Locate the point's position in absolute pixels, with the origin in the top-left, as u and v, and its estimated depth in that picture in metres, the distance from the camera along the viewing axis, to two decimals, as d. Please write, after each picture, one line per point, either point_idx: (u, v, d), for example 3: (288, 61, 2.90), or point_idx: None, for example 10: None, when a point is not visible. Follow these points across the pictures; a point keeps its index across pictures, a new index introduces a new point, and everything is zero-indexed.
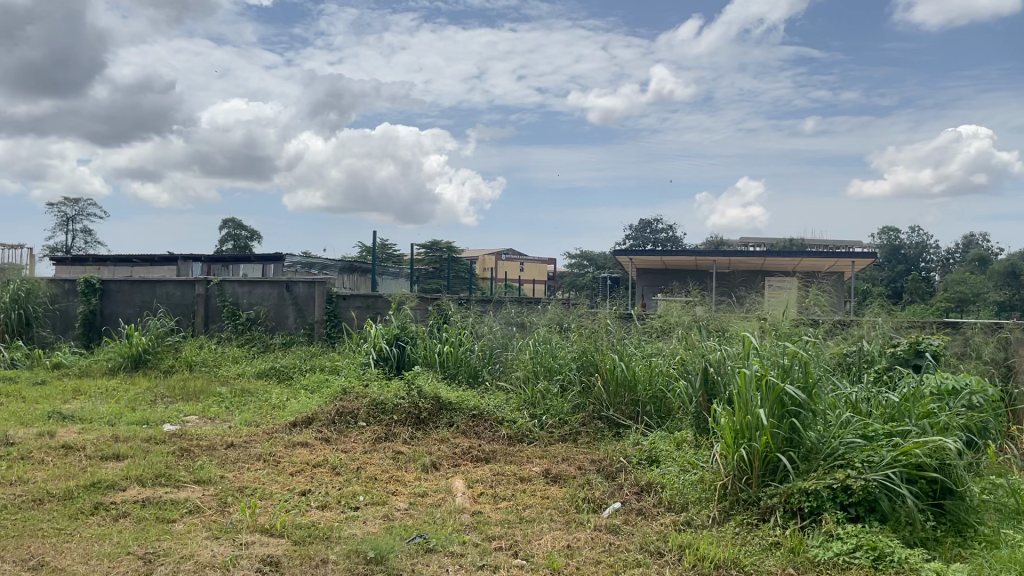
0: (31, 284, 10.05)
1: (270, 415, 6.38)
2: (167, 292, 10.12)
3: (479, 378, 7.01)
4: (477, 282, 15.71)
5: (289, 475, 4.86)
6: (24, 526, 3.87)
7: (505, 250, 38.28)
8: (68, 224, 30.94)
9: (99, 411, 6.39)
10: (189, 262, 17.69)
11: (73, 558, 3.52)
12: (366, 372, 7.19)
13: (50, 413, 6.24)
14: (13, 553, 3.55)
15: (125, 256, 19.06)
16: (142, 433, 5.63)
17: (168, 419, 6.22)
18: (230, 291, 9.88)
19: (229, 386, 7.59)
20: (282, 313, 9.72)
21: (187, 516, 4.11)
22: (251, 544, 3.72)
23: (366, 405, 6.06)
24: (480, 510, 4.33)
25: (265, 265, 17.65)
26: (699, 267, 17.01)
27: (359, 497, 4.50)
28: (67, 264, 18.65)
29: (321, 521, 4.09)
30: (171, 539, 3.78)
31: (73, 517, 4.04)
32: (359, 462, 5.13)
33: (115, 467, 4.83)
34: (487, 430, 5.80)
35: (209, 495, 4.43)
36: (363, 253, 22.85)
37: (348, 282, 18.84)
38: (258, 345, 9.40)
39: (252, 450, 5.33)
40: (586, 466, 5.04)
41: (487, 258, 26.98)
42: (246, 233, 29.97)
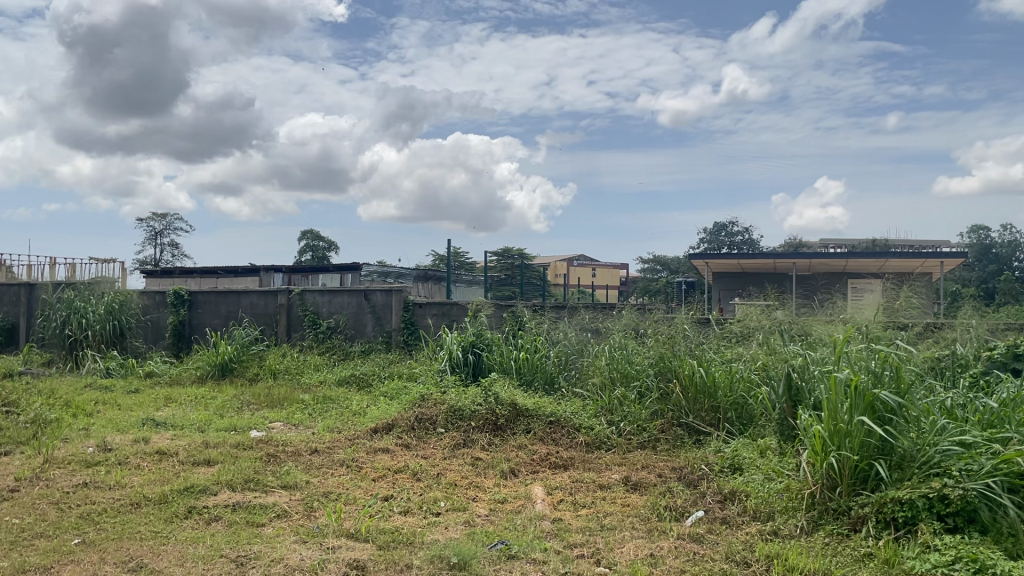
0: (124, 296, 10.51)
1: (350, 421, 6.50)
2: (251, 302, 10.43)
3: (555, 384, 6.99)
4: (550, 289, 15.69)
5: (371, 480, 4.94)
6: (123, 529, 4.04)
7: (578, 258, 38.17)
8: (156, 238, 32.24)
9: (190, 418, 6.62)
10: (270, 273, 18.21)
11: (169, 560, 3.65)
12: (444, 379, 7.27)
13: (145, 420, 6.50)
14: (113, 555, 3.70)
15: (209, 269, 19.75)
16: (230, 439, 5.81)
17: (254, 426, 6.41)
18: (311, 300, 10.13)
19: (311, 393, 7.78)
20: (360, 321, 9.91)
21: (275, 520, 4.23)
22: (337, 548, 3.79)
23: (445, 411, 6.12)
24: (560, 517, 4.32)
25: (342, 274, 18.04)
26: (778, 271, 16.65)
27: (440, 503, 4.54)
28: (156, 276, 19.42)
29: (404, 526, 4.14)
30: (262, 542, 3.89)
31: (168, 520, 4.20)
32: (439, 469, 5.18)
33: (207, 473, 4.99)
34: (565, 436, 5.78)
35: (295, 500, 4.54)
36: (436, 262, 23.12)
37: (423, 290, 19.08)
38: (338, 353, 9.59)
39: (334, 456, 5.44)
40: (667, 474, 4.97)
41: (559, 266, 26.88)
42: (324, 243, 30.68)
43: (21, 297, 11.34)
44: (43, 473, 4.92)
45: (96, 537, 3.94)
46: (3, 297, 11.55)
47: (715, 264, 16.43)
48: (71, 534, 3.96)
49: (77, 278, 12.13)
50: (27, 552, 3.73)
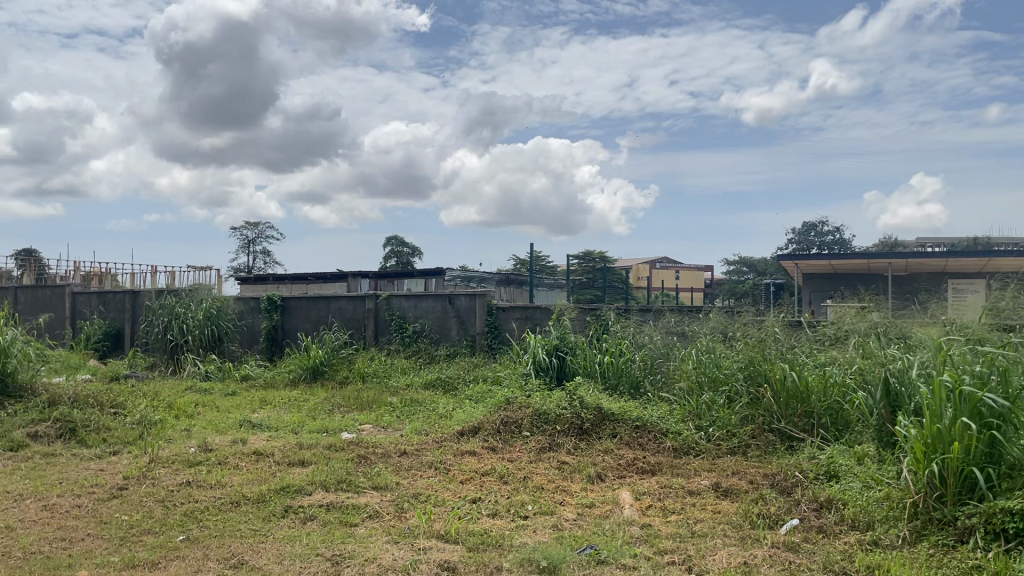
0: (221, 302, 10.93)
1: (437, 424, 6.58)
2: (340, 307, 10.70)
3: (640, 389, 6.92)
4: (634, 292, 15.54)
5: (459, 483, 5.00)
6: (225, 526, 4.20)
7: (660, 260, 37.77)
8: (249, 246, 33.44)
9: (284, 420, 6.83)
10: (357, 279, 18.66)
11: (268, 558, 3.77)
12: (528, 383, 7.29)
13: (242, 422, 6.75)
14: (216, 552, 3.85)
15: (300, 276, 20.37)
16: (322, 440, 5.98)
17: (345, 428, 6.57)
18: (397, 305, 10.32)
19: (399, 396, 7.92)
20: (445, 325, 10.04)
21: (368, 520, 4.32)
22: (428, 549, 3.85)
23: (530, 415, 6.14)
24: (649, 523, 4.27)
25: (426, 279, 18.33)
26: (872, 271, 16.06)
27: (528, 506, 4.55)
28: (250, 283, 20.14)
29: (493, 529, 4.17)
30: (356, 542, 3.98)
31: (266, 518, 4.35)
32: (526, 472, 5.19)
33: (301, 473, 5.14)
34: (652, 441, 5.72)
35: (387, 500, 4.63)
36: (519, 266, 23.24)
37: (505, 294, 19.20)
38: (424, 357, 9.74)
39: (422, 458, 5.52)
40: (759, 480, 4.86)
41: (641, 267, 26.63)
42: (408, 249, 31.22)
43: (126, 304, 11.89)
44: (150, 472, 5.15)
45: (200, 534, 4.11)
46: (111, 303, 12.18)
47: (804, 266, 16.01)
48: (177, 531, 4.14)
49: (177, 285, 12.66)
50: (136, 547, 3.92)
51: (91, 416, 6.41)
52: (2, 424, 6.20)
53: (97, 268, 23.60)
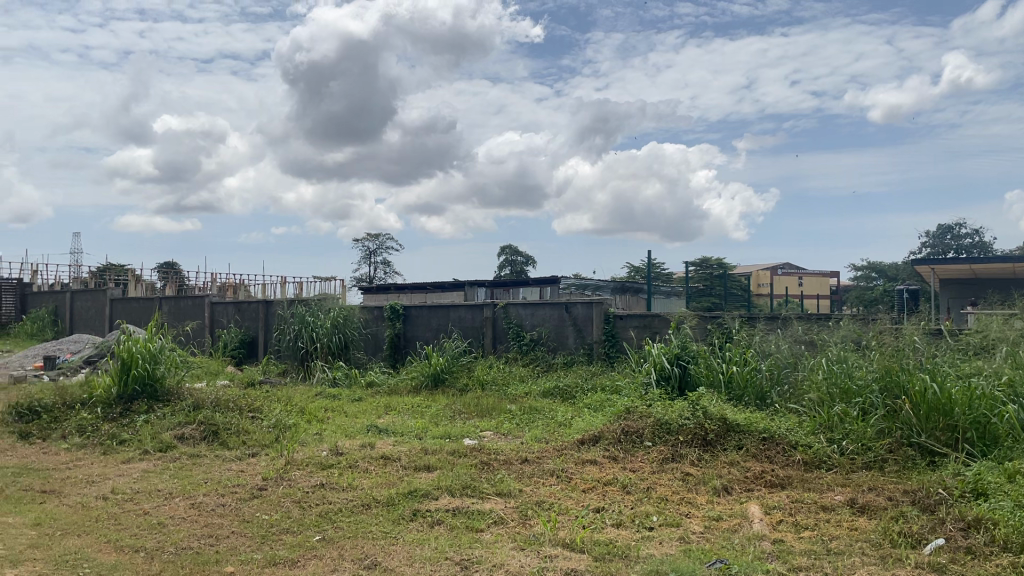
0: (347, 311, 11.34)
1: (557, 432, 6.60)
2: (459, 316, 10.90)
3: (767, 400, 6.69)
4: (756, 300, 15.11)
5: (582, 491, 4.99)
6: (356, 528, 4.34)
7: (780, 267, 36.61)
8: (371, 257, 34.59)
9: (408, 425, 7.01)
10: (475, 288, 18.98)
11: (400, 560, 3.88)
12: (649, 392, 7.19)
13: (369, 427, 6.97)
14: (351, 552, 3.99)
15: (420, 286, 20.91)
16: (447, 446, 6.09)
17: (467, 434, 6.67)
18: (515, 313, 10.42)
19: (518, 404, 7.99)
20: (562, 333, 10.06)
21: (493, 526, 4.37)
22: (555, 557, 3.86)
23: (651, 425, 6.05)
24: (782, 538, 4.13)
25: (541, 288, 18.46)
26: (1017, 275, 15.02)
27: (653, 517, 4.49)
28: (371, 293, 20.84)
29: (618, 539, 4.14)
30: (482, 547, 4.03)
31: (396, 521, 4.47)
32: (649, 483, 5.12)
33: (428, 478, 5.26)
34: (780, 454, 5.53)
35: (511, 507, 4.67)
36: (634, 273, 23.05)
37: (621, 303, 19.06)
38: (542, 365, 9.79)
39: (544, 466, 5.55)
40: (898, 497, 4.62)
41: (762, 275, 25.86)
42: (523, 258, 31.48)
43: (259, 313, 12.50)
44: (287, 473, 5.41)
45: (335, 534, 4.27)
46: (246, 312, 12.84)
47: (940, 271, 15.17)
48: (313, 531, 4.32)
49: (307, 295, 13.23)
50: (276, 546, 4.11)
51: (232, 419, 6.78)
52: (153, 426, 6.66)
53: (231, 279, 25.03)
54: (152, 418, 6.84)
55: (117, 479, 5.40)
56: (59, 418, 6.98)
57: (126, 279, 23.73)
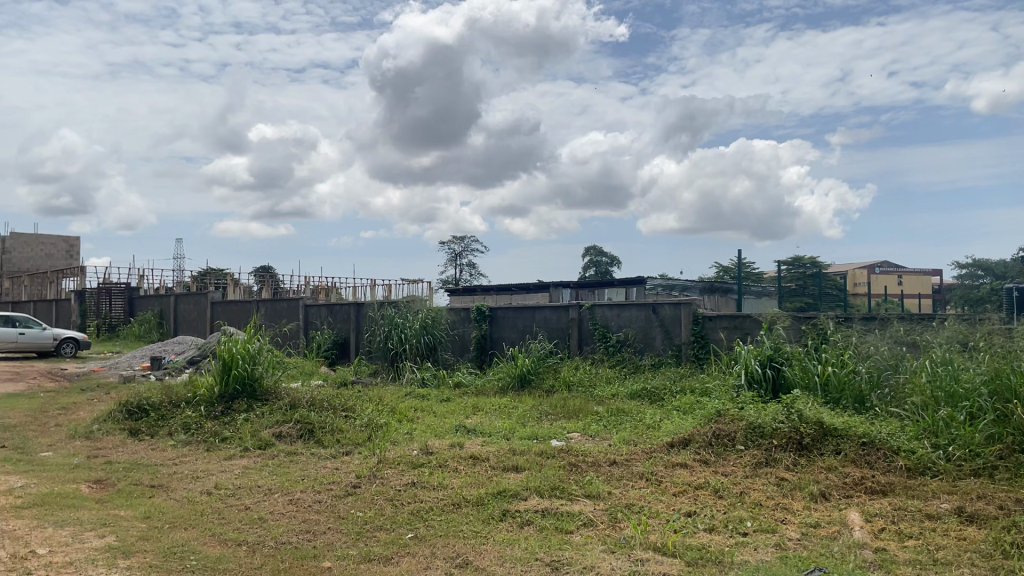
0: (434, 312, 11.52)
1: (646, 435, 6.52)
2: (545, 317, 10.92)
3: (866, 403, 6.46)
4: (852, 301, 14.58)
5: (673, 495, 4.92)
6: (449, 527, 4.40)
7: (877, 266, 35.25)
8: (456, 260, 35.05)
9: (496, 426, 7.05)
10: (560, 289, 19.00)
11: (491, 559, 3.91)
12: (740, 395, 7.03)
13: (458, 427, 7.05)
14: (443, 551, 4.05)
15: (506, 288, 21.05)
16: (534, 447, 6.11)
17: (555, 435, 6.67)
18: (601, 314, 10.37)
19: (605, 406, 7.93)
20: (649, 335, 9.95)
21: (583, 528, 4.36)
22: (646, 560, 3.82)
23: (744, 429, 5.91)
24: (884, 546, 3.98)
25: (626, 289, 18.31)
26: None
27: (747, 523, 4.39)
28: (457, 294, 21.07)
29: (711, 545, 4.06)
30: (572, 549, 4.02)
31: (486, 521, 4.51)
32: (742, 487, 5.01)
33: (516, 478, 5.28)
34: (881, 460, 5.32)
35: (600, 510, 4.65)
36: (722, 274, 22.61)
37: (710, 303, 18.73)
38: (629, 367, 9.70)
39: (634, 468, 5.50)
40: (1010, 506, 4.39)
41: (858, 273, 24.95)
42: (607, 258, 31.30)
43: (350, 315, 12.83)
44: (379, 472, 5.53)
45: (427, 533, 4.33)
46: (338, 314, 13.18)
47: None
48: (406, 529, 4.40)
49: (396, 297, 13.49)
50: (371, 542, 4.21)
51: (327, 418, 6.98)
52: (253, 424, 6.92)
53: (323, 281, 25.74)
54: (252, 416, 7.10)
55: (220, 475, 5.63)
56: (166, 416, 7.32)
57: (225, 283, 24.70)
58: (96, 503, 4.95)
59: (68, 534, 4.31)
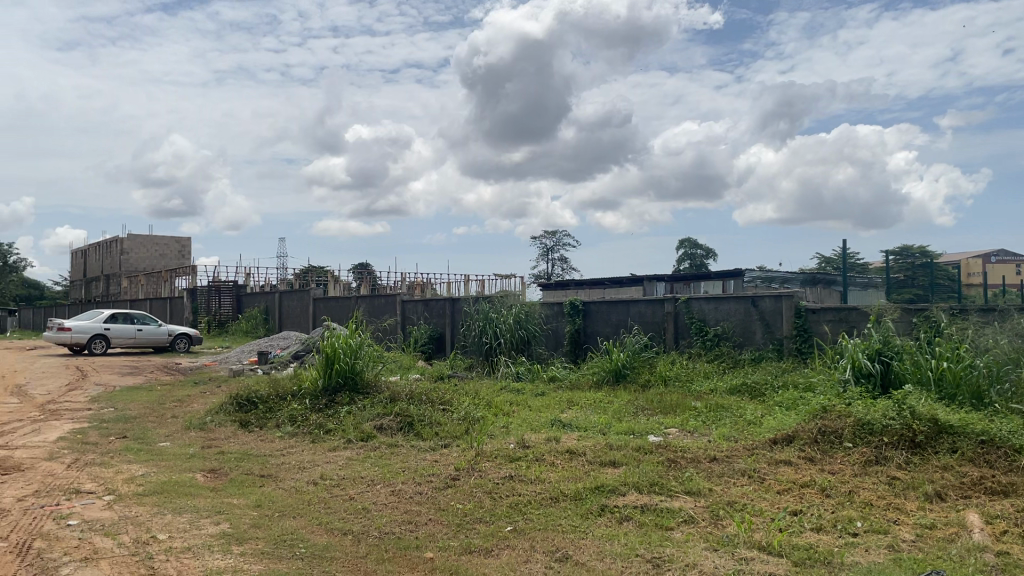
0: (528, 307, 11.57)
1: (747, 431, 6.35)
2: (640, 311, 10.80)
3: (984, 399, 6.12)
4: (967, 292, 13.83)
5: (777, 493, 4.78)
6: (548, 521, 4.41)
7: (994, 255, 33.32)
8: (548, 254, 35.10)
9: (592, 421, 7.02)
10: (655, 282, 18.79)
11: (591, 554, 3.89)
12: (847, 390, 6.77)
13: (553, 421, 7.06)
14: (542, 545, 4.06)
15: (599, 282, 20.97)
16: (632, 442, 6.05)
17: (652, 430, 6.60)
18: (698, 308, 10.18)
19: (703, 401, 7.79)
20: (749, 329, 9.71)
21: (684, 525, 4.29)
22: (750, 559, 3.73)
23: (851, 425, 5.70)
24: (1007, 550, 3.76)
25: (723, 281, 17.95)
26: None
27: (857, 523, 4.23)
28: (550, 288, 21.10)
29: (819, 545, 3.93)
30: (673, 546, 3.97)
31: (584, 516, 4.50)
32: (851, 486, 4.83)
33: (614, 473, 5.25)
34: (1003, 459, 5.03)
35: (701, 507, 4.56)
36: (824, 265, 21.85)
37: (812, 295, 18.12)
38: (727, 361, 9.50)
39: (735, 465, 5.37)
40: None
41: (972, 262, 23.64)
42: (702, 251, 30.70)
43: (446, 310, 13.03)
44: (477, 465, 5.58)
45: (526, 526, 4.35)
46: (434, 309, 13.40)
47: None
48: (504, 522, 4.43)
49: (490, 292, 13.62)
50: (471, 534, 4.26)
51: (425, 412, 7.12)
52: (355, 417, 7.11)
53: (418, 278, 26.23)
54: (354, 409, 7.30)
55: (325, 466, 5.81)
56: (273, 408, 7.61)
57: (326, 280, 25.47)
58: (210, 491, 5.19)
59: (186, 520, 4.53)
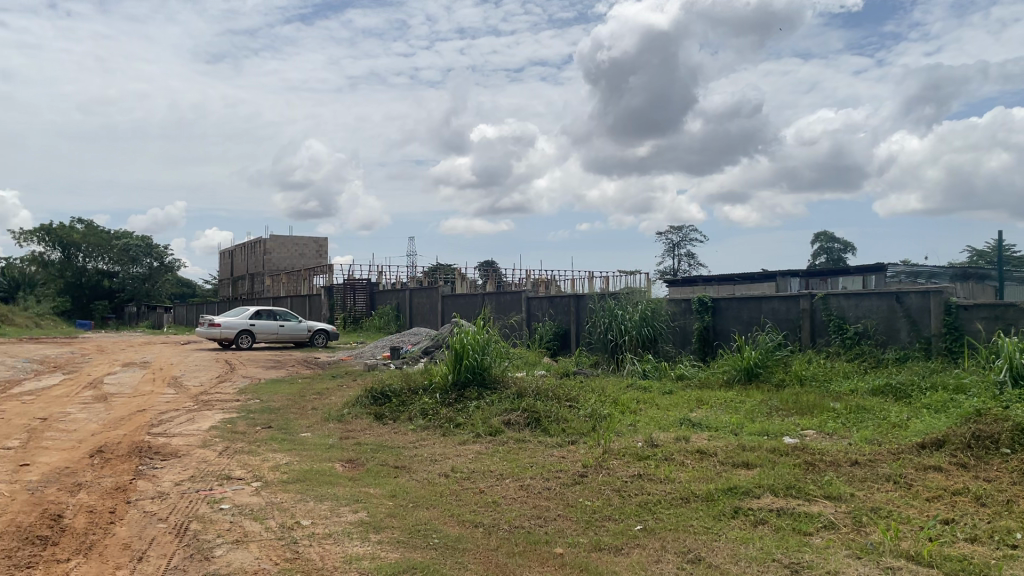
0: (655, 304, 11.41)
1: (891, 434, 6.03)
2: (773, 308, 10.43)
3: None
4: None
5: (926, 500, 4.50)
6: (679, 521, 4.33)
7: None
8: (675, 249, 34.49)
9: (723, 420, 6.84)
10: (788, 278, 18.14)
11: (724, 557, 3.80)
12: (1004, 393, 6.30)
13: (683, 420, 6.93)
14: (674, 545, 3.99)
15: (729, 278, 20.45)
16: (766, 444, 5.85)
17: (787, 432, 6.36)
18: (836, 304, 9.73)
19: (842, 402, 7.45)
20: (893, 326, 9.20)
21: (824, 531, 4.11)
22: (897, 569, 3.53)
23: (1009, 430, 5.29)
24: None
25: (863, 276, 17.09)
26: None
27: (1017, 534, 3.92)
28: (678, 285, 20.72)
29: (974, 556, 3.67)
30: (813, 551, 3.81)
31: (716, 518, 4.38)
32: (1010, 495, 4.48)
33: (748, 475, 5.10)
34: None
35: (842, 512, 4.36)
36: (976, 259, 20.43)
37: (963, 291, 16.98)
38: (870, 361, 9.03)
39: (879, 470, 5.10)
40: None
41: None
42: (839, 244, 29.37)
43: (570, 307, 13.03)
44: (605, 462, 5.55)
45: (656, 525, 4.30)
46: (559, 306, 13.43)
47: None
48: (634, 521, 4.38)
49: (615, 289, 13.51)
50: (601, 531, 4.24)
51: (552, 408, 7.14)
52: (483, 412, 7.22)
53: (544, 276, 26.36)
54: (482, 404, 7.42)
55: (456, 459, 5.94)
56: (406, 402, 7.84)
57: (454, 278, 26.04)
58: (349, 480, 5.42)
59: (327, 508, 4.74)
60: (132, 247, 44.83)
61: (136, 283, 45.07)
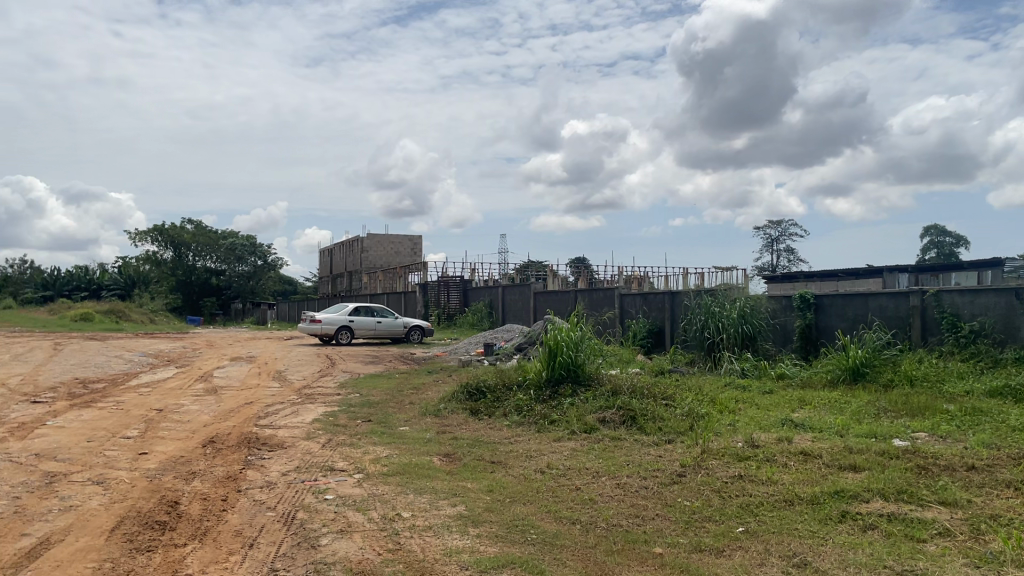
0: (754, 300, 11.12)
1: (1011, 438, 5.69)
2: (880, 305, 10.02)
3: None
4: None
5: None
6: (783, 524, 4.22)
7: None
8: (773, 245, 33.52)
9: (828, 421, 6.61)
10: (896, 274, 17.39)
11: (832, 562, 3.67)
12: None
13: (784, 420, 6.73)
14: (778, 548, 3.89)
15: (832, 274, 19.76)
16: (874, 446, 5.62)
17: (896, 434, 6.09)
18: (949, 300, 9.26)
19: (957, 403, 7.08)
20: (1012, 324, 8.70)
21: (939, 538, 3.92)
22: None
23: None
24: None
25: (978, 271, 16.23)
26: None
27: None
28: (777, 281, 20.16)
29: None
30: (927, 559, 3.64)
31: (823, 521, 4.24)
32: None
33: (856, 478, 4.91)
34: None
35: (958, 519, 4.15)
36: None
37: None
38: (986, 361, 8.56)
39: (998, 476, 4.82)
40: None
41: None
42: (951, 238, 27.97)
43: (665, 304, 12.85)
44: (704, 462, 5.45)
45: (759, 528, 4.19)
46: (653, 303, 13.26)
47: None
48: (735, 522, 4.29)
49: (711, 285, 13.24)
50: (701, 532, 4.17)
51: (648, 406, 7.05)
52: (578, 409, 7.20)
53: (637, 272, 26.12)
54: (577, 401, 7.40)
55: (552, 456, 5.95)
56: (501, 398, 7.90)
57: (546, 274, 26.08)
58: (446, 474, 5.50)
59: (426, 500, 4.83)
60: (237, 247, 46.69)
61: (241, 281, 46.97)
